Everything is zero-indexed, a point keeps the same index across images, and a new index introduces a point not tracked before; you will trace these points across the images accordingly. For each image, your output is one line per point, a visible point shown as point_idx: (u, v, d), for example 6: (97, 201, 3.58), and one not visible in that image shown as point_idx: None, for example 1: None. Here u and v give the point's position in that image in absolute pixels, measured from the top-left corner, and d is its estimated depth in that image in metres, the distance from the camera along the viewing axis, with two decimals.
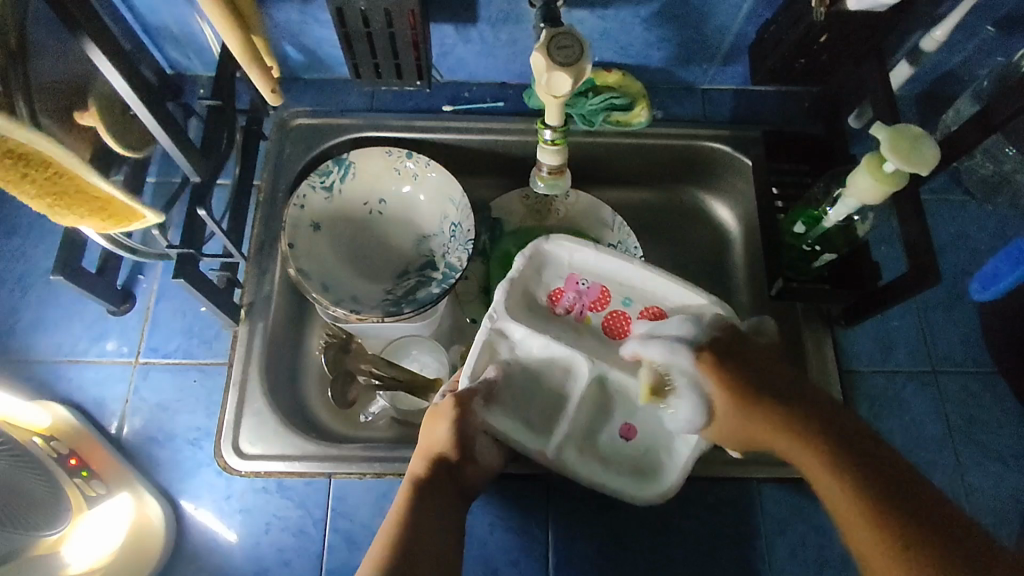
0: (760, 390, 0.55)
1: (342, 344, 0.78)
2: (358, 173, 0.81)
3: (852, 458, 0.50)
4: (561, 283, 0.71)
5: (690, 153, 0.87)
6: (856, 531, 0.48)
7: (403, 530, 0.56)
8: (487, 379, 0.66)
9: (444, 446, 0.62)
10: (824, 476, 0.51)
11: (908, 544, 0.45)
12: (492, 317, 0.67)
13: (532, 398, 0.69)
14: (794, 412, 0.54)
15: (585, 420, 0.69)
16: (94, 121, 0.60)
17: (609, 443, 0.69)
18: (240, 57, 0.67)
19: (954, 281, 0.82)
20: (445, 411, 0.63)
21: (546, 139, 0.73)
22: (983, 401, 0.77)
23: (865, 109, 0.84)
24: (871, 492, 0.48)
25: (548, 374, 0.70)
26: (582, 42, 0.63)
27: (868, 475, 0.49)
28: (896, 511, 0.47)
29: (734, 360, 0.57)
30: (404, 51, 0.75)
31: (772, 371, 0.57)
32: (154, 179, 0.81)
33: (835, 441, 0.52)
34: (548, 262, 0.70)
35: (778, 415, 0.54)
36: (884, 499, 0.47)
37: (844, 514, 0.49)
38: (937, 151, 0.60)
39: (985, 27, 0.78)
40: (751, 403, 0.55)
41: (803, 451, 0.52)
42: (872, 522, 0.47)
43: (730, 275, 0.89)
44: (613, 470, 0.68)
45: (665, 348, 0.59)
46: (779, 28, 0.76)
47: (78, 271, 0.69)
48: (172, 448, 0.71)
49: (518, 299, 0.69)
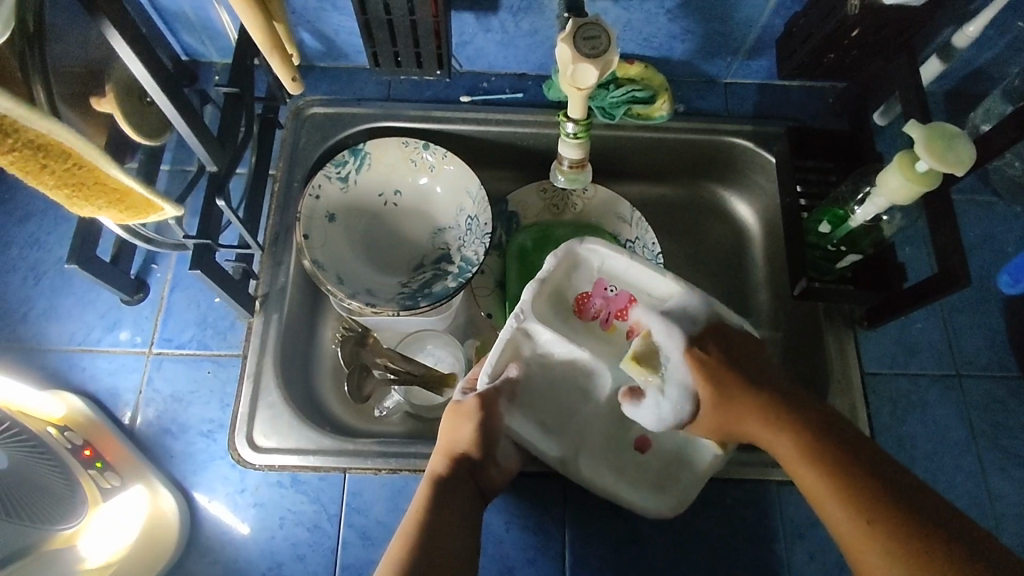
0: (742, 383, 0.59)
1: (358, 338, 0.78)
2: (374, 164, 0.80)
3: (831, 448, 0.53)
4: (588, 288, 0.69)
5: (711, 148, 0.86)
6: (834, 516, 0.51)
7: (427, 524, 0.56)
8: (509, 378, 0.65)
9: (467, 445, 0.62)
10: (800, 462, 0.54)
11: (883, 527, 0.48)
12: (518, 315, 0.65)
13: (549, 401, 0.69)
14: (768, 403, 0.58)
15: (604, 430, 0.69)
16: (111, 107, 0.60)
17: (625, 452, 0.69)
18: (262, 45, 0.66)
19: (979, 283, 0.81)
20: (469, 409, 0.62)
21: (568, 132, 0.72)
22: (1007, 407, 0.76)
23: (892, 106, 0.81)
24: (849, 478, 0.51)
25: (567, 379, 0.69)
26: (609, 32, 0.62)
27: (849, 463, 0.52)
28: (873, 491, 0.50)
29: (721, 356, 0.60)
30: (424, 40, 0.73)
31: (759, 365, 0.60)
32: (168, 167, 0.80)
33: (816, 433, 0.55)
34: (580, 264, 0.69)
35: (754, 405, 0.58)
36: (861, 484, 0.50)
37: (820, 501, 0.52)
38: (973, 150, 0.58)
39: (1018, 23, 0.76)
40: (729, 396, 0.59)
41: (782, 442, 0.56)
42: (855, 506, 0.49)
43: (749, 273, 0.88)
44: (630, 479, 0.68)
45: (666, 330, 0.62)
46: (808, 22, 0.74)
47: (93, 260, 0.68)
48: (186, 440, 0.71)
49: (548, 298, 0.68)
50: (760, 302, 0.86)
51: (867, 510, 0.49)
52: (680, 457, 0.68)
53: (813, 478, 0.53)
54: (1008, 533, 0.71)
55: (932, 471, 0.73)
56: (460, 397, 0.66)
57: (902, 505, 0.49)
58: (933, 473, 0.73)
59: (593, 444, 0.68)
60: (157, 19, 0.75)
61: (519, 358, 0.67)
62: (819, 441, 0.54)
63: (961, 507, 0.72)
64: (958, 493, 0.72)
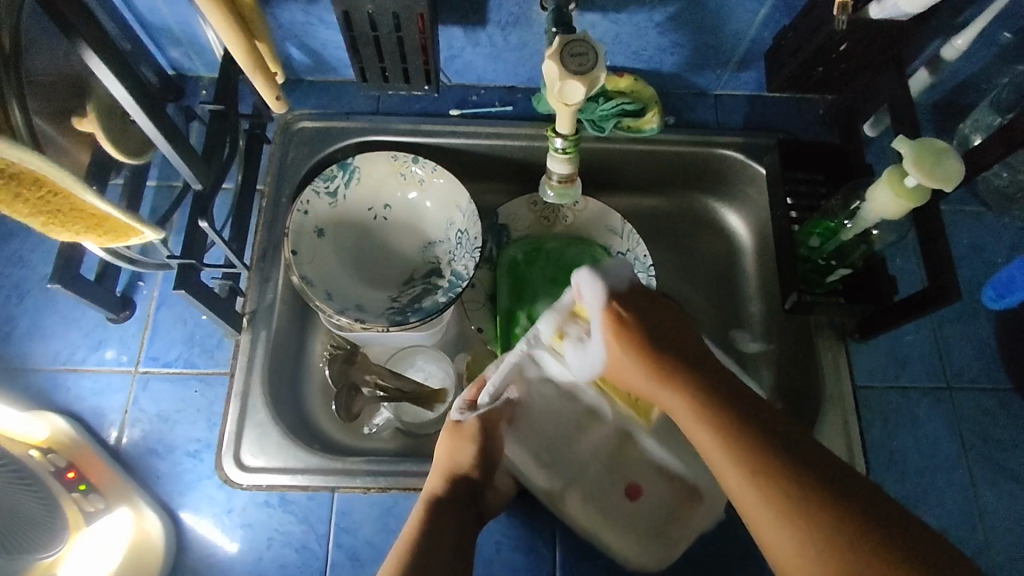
0: (649, 343, 0.55)
1: (347, 356, 0.77)
2: (363, 178, 0.80)
3: (726, 408, 0.49)
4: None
5: (701, 160, 0.85)
6: (729, 476, 0.47)
7: (424, 539, 0.56)
8: (508, 401, 0.66)
9: (466, 465, 0.62)
10: (692, 419, 0.51)
11: (775, 488, 0.44)
12: (529, 340, 0.66)
13: (546, 435, 0.68)
14: (668, 359, 0.54)
15: (598, 471, 0.68)
16: (93, 127, 0.59)
17: (614, 497, 0.68)
18: (244, 64, 0.65)
19: (971, 295, 0.80)
20: (470, 430, 0.63)
21: (557, 146, 0.71)
22: (998, 419, 0.76)
23: (882, 117, 0.81)
24: (745, 439, 0.47)
25: (562, 415, 0.69)
26: (596, 50, 0.61)
27: (749, 419, 0.49)
28: (770, 450, 0.46)
29: (632, 313, 0.57)
30: (411, 56, 0.73)
31: (664, 326, 0.57)
32: (154, 182, 0.79)
33: (714, 394, 0.51)
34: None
35: (653, 363, 0.55)
36: (752, 441, 0.47)
37: (714, 462, 0.48)
38: (961, 166, 0.58)
39: (1004, 36, 0.76)
40: (634, 355, 0.56)
41: (682, 403, 0.52)
42: (741, 458, 0.46)
43: (740, 284, 0.88)
44: (615, 524, 0.67)
45: (589, 282, 0.59)
46: (797, 35, 0.74)
47: (76, 279, 0.67)
48: (172, 460, 0.70)
49: None
50: (751, 315, 0.85)
51: (767, 469, 0.45)
52: (670, 509, 0.68)
53: (711, 441, 0.49)
54: (998, 547, 0.71)
55: (923, 485, 0.73)
56: (456, 416, 0.65)
57: (800, 465, 0.45)
58: (924, 487, 0.73)
59: (584, 481, 0.68)
60: (143, 35, 0.75)
61: (523, 380, 0.67)
62: (711, 399, 0.50)
63: (953, 522, 0.71)
64: (948, 507, 0.72)
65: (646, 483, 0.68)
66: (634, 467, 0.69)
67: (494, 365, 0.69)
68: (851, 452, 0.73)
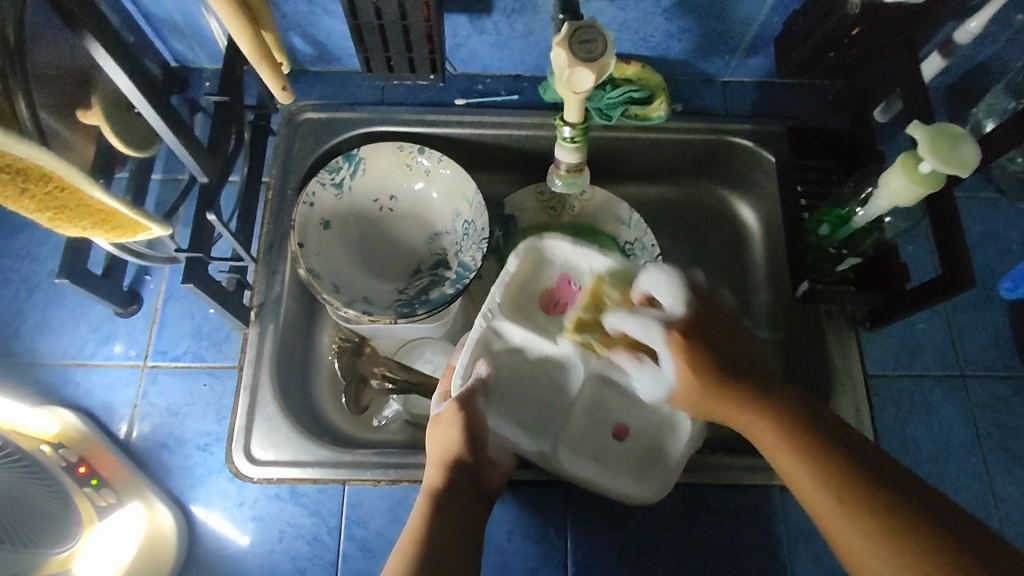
0: (727, 371, 0.54)
1: (354, 348, 0.78)
2: (368, 169, 0.79)
3: (813, 434, 0.51)
4: (553, 283, 0.69)
5: (711, 147, 0.84)
6: (820, 506, 0.49)
7: (431, 535, 0.55)
8: (480, 376, 0.63)
9: (458, 450, 0.59)
10: (781, 451, 0.52)
11: (879, 523, 0.46)
12: (486, 314, 0.66)
13: (525, 401, 0.67)
14: (746, 385, 0.53)
15: (583, 424, 0.67)
16: (98, 119, 0.59)
17: (603, 445, 0.68)
18: (248, 56, 0.67)
19: (983, 282, 0.80)
20: (450, 417, 0.60)
21: (565, 136, 0.71)
22: (1012, 406, 0.75)
23: (893, 103, 0.80)
24: (840, 473, 0.49)
25: (534, 378, 0.68)
26: (605, 35, 0.61)
27: (833, 446, 0.50)
28: (863, 482, 0.48)
29: (704, 338, 0.54)
30: (416, 44, 0.72)
31: (744, 349, 0.55)
32: (159, 176, 0.79)
33: (799, 419, 0.52)
34: (542, 261, 0.69)
35: (736, 391, 0.53)
36: (846, 471, 0.49)
37: (806, 494, 0.50)
38: (977, 151, 0.57)
39: (1018, 17, 0.75)
40: (717, 387, 0.54)
41: (771, 433, 0.52)
42: (840, 491, 0.48)
43: (749, 272, 0.87)
44: (612, 466, 0.67)
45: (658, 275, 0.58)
46: (808, 19, 0.73)
47: (84, 274, 0.67)
48: (183, 454, 0.70)
49: (516, 296, 0.67)
50: (761, 304, 0.85)
51: (865, 505, 0.47)
52: (659, 438, 0.67)
53: (802, 471, 0.50)
54: (1012, 536, 0.70)
55: (936, 474, 0.72)
56: (437, 411, 0.63)
57: (887, 489, 0.48)
58: (937, 475, 0.72)
59: (571, 435, 0.67)
60: (144, 26, 0.74)
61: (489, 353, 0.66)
62: (797, 422, 0.52)
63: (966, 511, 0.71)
64: (963, 496, 0.71)
65: (629, 419, 0.68)
66: (618, 408, 0.68)
67: (460, 349, 0.68)
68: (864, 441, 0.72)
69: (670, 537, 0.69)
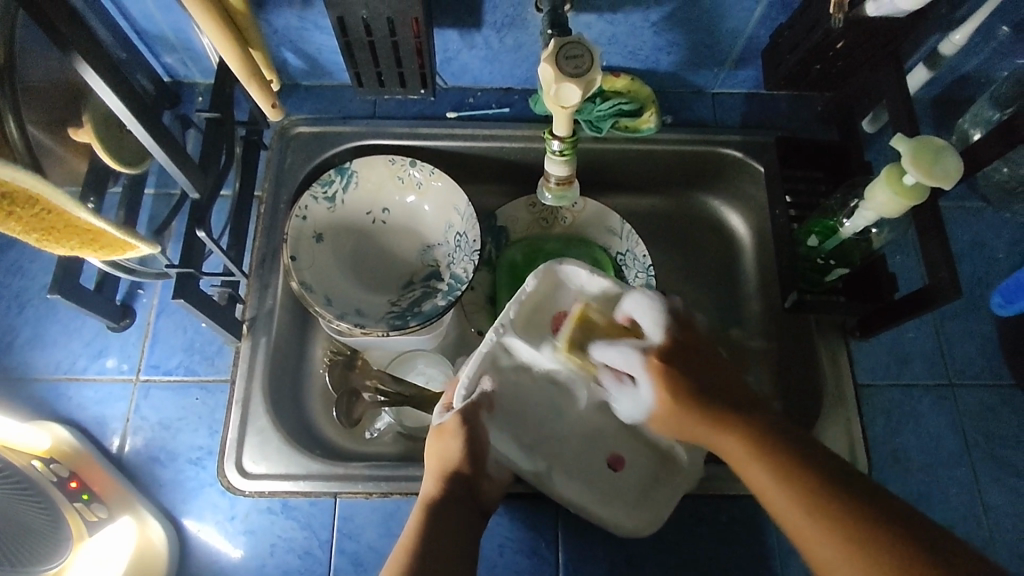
0: (700, 393, 0.56)
1: (346, 361, 0.78)
2: (360, 182, 0.79)
3: (782, 447, 0.52)
4: (567, 306, 0.65)
5: (700, 158, 0.85)
6: (788, 517, 0.50)
7: (424, 539, 0.56)
8: (484, 392, 0.63)
9: (456, 463, 0.60)
10: (749, 465, 0.53)
11: (843, 529, 0.47)
12: (498, 329, 0.63)
13: (525, 421, 0.67)
14: (719, 404, 0.56)
15: (578, 450, 0.68)
16: (89, 138, 0.60)
17: (598, 470, 0.68)
18: (240, 73, 0.68)
19: (971, 291, 0.80)
20: (453, 427, 0.60)
21: (554, 149, 0.71)
22: (1001, 414, 0.76)
23: (881, 114, 0.81)
24: (809, 480, 0.50)
25: (536, 400, 0.67)
26: (592, 51, 0.61)
27: (802, 458, 0.51)
28: (830, 493, 0.49)
29: (679, 362, 0.58)
30: (406, 60, 0.73)
31: (714, 372, 0.58)
32: (152, 190, 0.79)
33: (766, 433, 0.54)
34: (563, 283, 0.65)
35: (708, 410, 0.56)
36: (811, 481, 0.50)
37: (776, 508, 0.51)
38: (960, 164, 0.58)
39: (1002, 28, 0.75)
40: (692, 406, 0.56)
41: (738, 447, 0.54)
42: (805, 500, 0.49)
43: (740, 282, 0.87)
44: (605, 495, 0.67)
45: (638, 300, 0.61)
46: (794, 33, 0.74)
47: (76, 289, 0.67)
48: (175, 468, 0.70)
49: (531, 314, 0.64)
50: (751, 314, 0.85)
51: (833, 515, 0.48)
52: (653, 476, 0.68)
53: (769, 484, 0.51)
54: (1002, 545, 0.70)
55: (925, 483, 0.73)
56: (438, 422, 0.63)
57: (854, 500, 0.48)
58: (927, 484, 0.72)
59: (568, 462, 0.67)
60: (137, 42, 0.75)
61: (495, 369, 0.65)
62: (764, 436, 0.54)
63: (956, 521, 0.71)
64: (953, 505, 0.72)
65: (627, 452, 0.68)
66: (616, 439, 0.69)
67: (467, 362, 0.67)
68: (854, 450, 0.73)
69: (662, 549, 0.69)
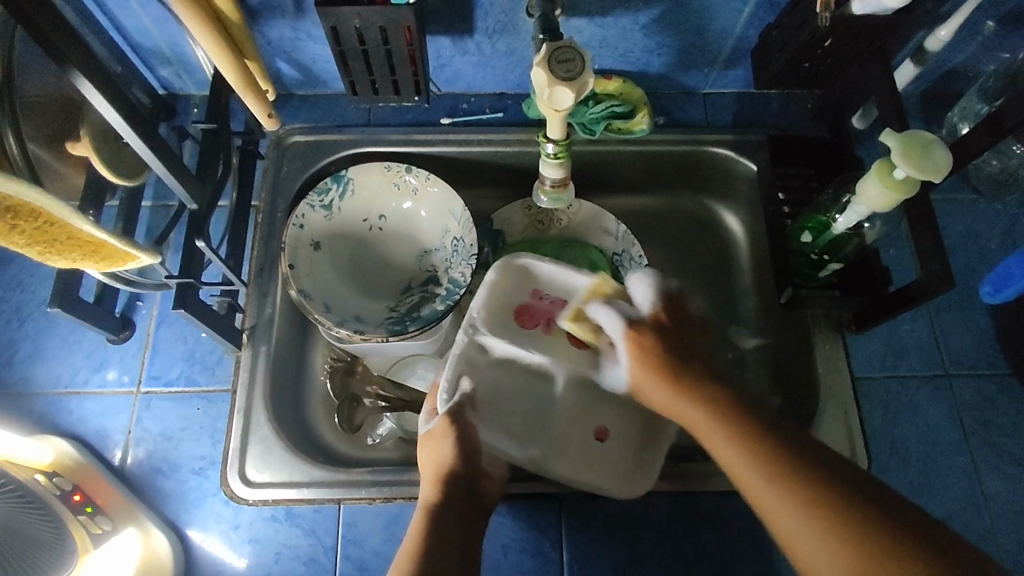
0: (673, 363, 0.57)
1: (346, 368, 0.78)
2: (357, 189, 0.80)
3: (744, 415, 0.52)
4: (527, 299, 0.69)
5: (693, 158, 0.86)
6: (745, 481, 0.49)
7: (429, 538, 0.55)
8: (466, 391, 0.64)
9: (452, 463, 0.59)
10: (710, 431, 0.53)
11: (800, 493, 0.46)
12: (469, 329, 0.67)
13: (512, 411, 0.68)
14: (691, 373, 0.56)
15: (567, 428, 0.69)
16: (87, 151, 0.60)
17: (590, 450, 0.68)
18: (235, 84, 0.69)
19: (964, 283, 0.81)
20: (442, 429, 0.60)
21: (548, 152, 0.72)
22: (998, 403, 0.76)
23: (870, 109, 0.81)
24: (769, 443, 0.50)
25: (517, 387, 0.69)
26: (582, 55, 0.62)
27: (763, 426, 0.51)
28: (790, 458, 0.48)
29: (658, 336, 0.59)
30: (399, 67, 0.74)
31: (690, 348, 0.59)
32: (150, 203, 0.79)
33: (732, 402, 0.54)
34: (519, 278, 0.70)
35: (677, 379, 0.56)
36: (773, 446, 0.49)
37: (735, 471, 0.50)
38: (948, 157, 0.59)
39: (988, 23, 0.76)
40: (661, 376, 0.57)
41: (702, 415, 0.54)
42: (762, 463, 0.49)
43: (736, 279, 0.88)
44: (601, 469, 0.68)
45: (640, 282, 0.64)
46: (782, 32, 0.75)
47: (76, 303, 0.67)
48: (177, 478, 0.70)
49: (496, 307, 0.68)
50: (748, 311, 0.86)
51: (789, 479, 0.47)
52: (643, 444, 0.69)
53: (729, 448, 0.51)
54: (1003, 533, 0.71)
55: (925, 474, 0.73)
56: (426, 427, 0.63)
57: (813, 465, 0.48)
58: (927, 475, 0.73)
59: (558, 442, 0.68)
60: (132, 56, 0.75)
61: (472, 369, 0.67)
62: (728, 404, 0.53)
63: (956, 510, 0.72)
64: (952, 495, 0.72)
65: (613, 424, 0.69)
66: (602, 414, 0.69)
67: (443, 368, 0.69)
68: (853, 443, 0.73)
69: (666, 546, 0.70)
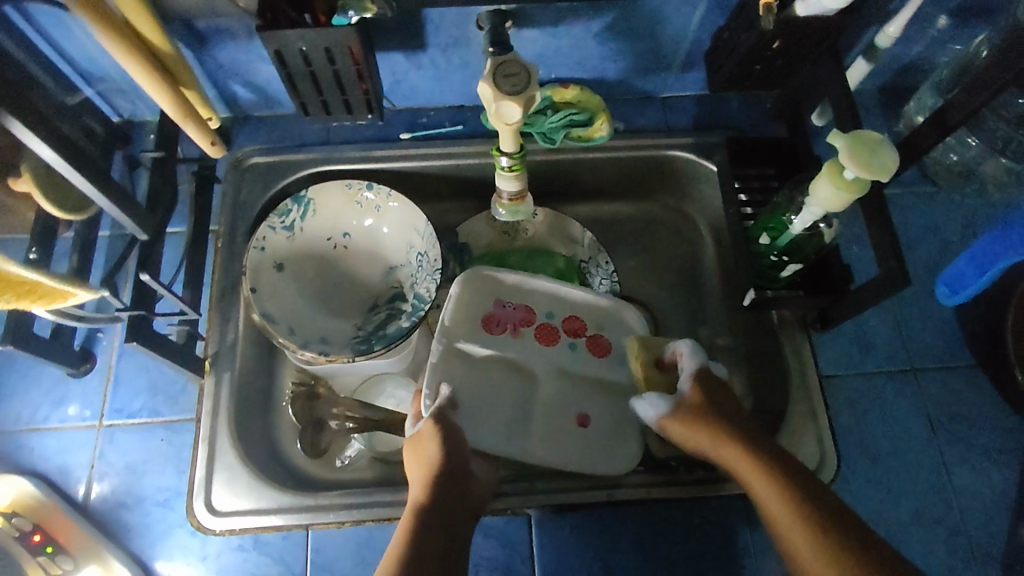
0: (724, 414, 0.60)
1: (308, 391, 0.77)
2: (318, 209, 0.79)
3: (790, 472, 0.55)
4: (490, 308, 0.74)
5: (656, 161, 0.86)
6: (790, 533, 0.52)
7: (418, 535, 0.54)
8: (447, 395, 0.67)
9: (436, 463, 0.59)
10: (757, 481, 0.56)
11: (841, 553, 0.49)
12: (442, 338, 0.72)
13: (489, 410, 0.71)
14: (740, 427, 0.60)
15: (543, 419, 0.72)
16: (29, 185, 0.60)
17: (568, 439, 0.71)
18: (178, 117, 0.69)
19: (928, 276, 0.81)
20: (430, 431, 0.62)
21: (503, 165, 0.71)
22: (964, 395, 0.76)
23: (825, 109, 0.82)
24: (815, 503, 0.52)
25: (491, 387, 0.72)
26: (529, 69, 0.62)
27: (809, 485, 0.54)
28: (834, 522, 0.51)
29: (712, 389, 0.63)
30: (351, 86, 0.73)
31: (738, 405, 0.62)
32: (107, 233, 0.78)
33: (780, 458, 0.57)
34: (483, 288, 0.75)
35: (726, 428, 0.59)
36: (820, 508, 0.52)
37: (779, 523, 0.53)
38: (895, 156, 0.59)
39: (940, 17, 0.76)
40: (712, 423, 0.60)
41: (749, 465, 0.57)
42: (806, 520, 0.51)
43: (704, 281, 0.88)
44: (581, 452, 0.71)
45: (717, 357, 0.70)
46: (733, 34, 0.75)
47: (30, 339, 0.67)
48: (142, 511, 0.69)
49: (464, 319, 0.73)
50: (716, 313, 0.86)
51: (833, 539, 0.50)
52: (616, 424, 0.72)
53: (775, 500, 0.54)
54: (973, 526, 0.71)
55: (894, 470, 0.73)
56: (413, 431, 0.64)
57: (856, 534, 0.50)
58: (896, 471, 0.73)
59: (537, 431, 0.71)
60: (82, 86, 0.75)
61: (448, 376, 0.70)
62: (777, 459, 0.56)
63: (926, 505, 0.72)
64: (922, 489, 0.72)
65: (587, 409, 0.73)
66: (575, 402, 0.73)
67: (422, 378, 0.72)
68: (822, 442, 0.73)
69: (639, 554, 0.69)
